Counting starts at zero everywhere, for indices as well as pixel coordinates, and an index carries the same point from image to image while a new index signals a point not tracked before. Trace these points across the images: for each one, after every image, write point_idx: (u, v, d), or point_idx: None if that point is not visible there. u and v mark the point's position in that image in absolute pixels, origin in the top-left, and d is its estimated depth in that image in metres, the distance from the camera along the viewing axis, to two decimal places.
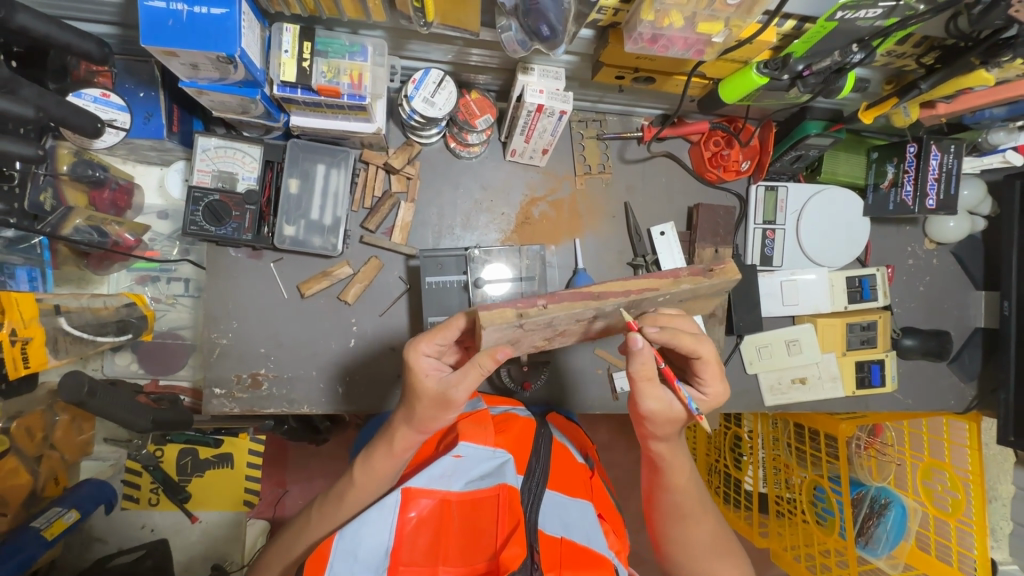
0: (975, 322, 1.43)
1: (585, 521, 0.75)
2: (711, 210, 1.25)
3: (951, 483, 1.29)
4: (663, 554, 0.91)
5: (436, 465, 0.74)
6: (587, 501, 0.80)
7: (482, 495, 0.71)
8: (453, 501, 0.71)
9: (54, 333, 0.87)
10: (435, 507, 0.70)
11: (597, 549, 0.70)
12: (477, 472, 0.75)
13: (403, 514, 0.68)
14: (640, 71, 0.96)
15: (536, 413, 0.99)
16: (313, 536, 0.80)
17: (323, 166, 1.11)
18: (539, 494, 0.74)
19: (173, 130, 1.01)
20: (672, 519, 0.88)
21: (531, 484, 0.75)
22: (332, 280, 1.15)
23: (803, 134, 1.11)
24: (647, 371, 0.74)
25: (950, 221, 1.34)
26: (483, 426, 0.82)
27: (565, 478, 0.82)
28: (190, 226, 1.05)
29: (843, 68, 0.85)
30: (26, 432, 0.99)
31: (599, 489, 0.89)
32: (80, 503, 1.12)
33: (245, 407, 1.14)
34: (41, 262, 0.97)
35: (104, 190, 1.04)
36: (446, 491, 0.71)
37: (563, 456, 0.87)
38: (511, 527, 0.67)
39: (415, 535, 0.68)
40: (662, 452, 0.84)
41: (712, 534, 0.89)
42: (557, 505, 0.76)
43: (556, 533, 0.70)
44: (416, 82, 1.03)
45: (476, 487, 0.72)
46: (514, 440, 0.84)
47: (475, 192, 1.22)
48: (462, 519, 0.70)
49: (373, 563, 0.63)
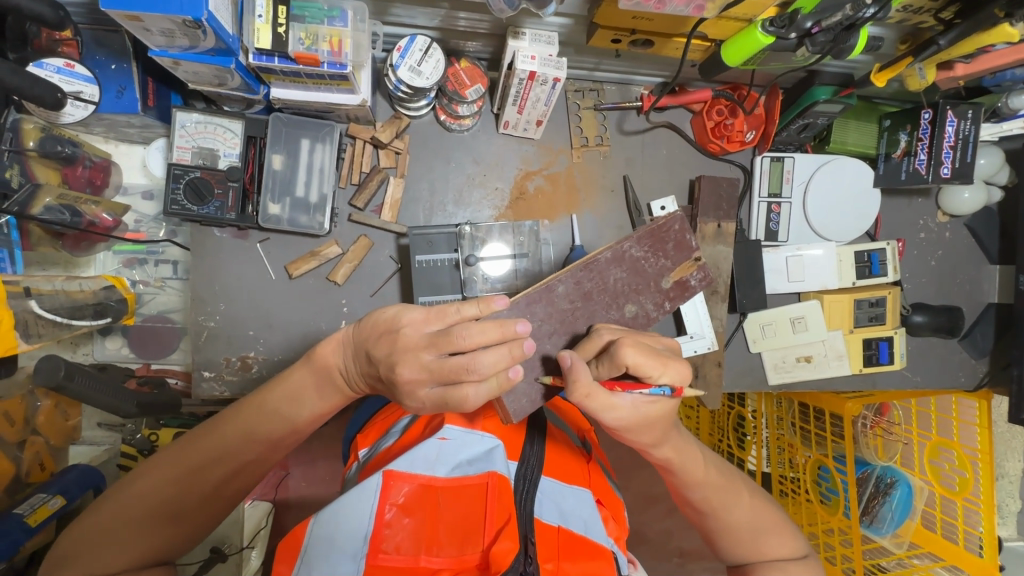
0: (988, 298, 1.38)
1: (583, 509, 0.73)
2: (712, 184, 1.20)
3: (959, 461, 1.26)
4: (715, 543, 0.90)
5: (421, 448, 0.72)
6: (584, 487, 0.77)
7: (470, 482, 0.69)
8: (438, 487, 0.69)
9: (26, 316, 0.83)
10: (417, 491, 0.68)
11: (595, 539, 0.69)
12: (463, 456, 0.73)
13: (384, 496, 0.66)
14: (638, 33, 0.90)
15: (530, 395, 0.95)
16: (231, 487, 0.75)
17: (308, 141, 1.06)
18: (535, 480, 0.72)
19: (149, 105, 0.97)
20: (712, 512, 0.86)
21: (527, 469, 0.73)
22: (320, 260, 1.12)
23: (811, 101, 1.05)
24: (586, 389, 0.66)
25: (965, 191, 1.28)
26: (473, 412, 0.82)
27: (562, 463, 0.80)
28: (171, 205, 1.01)
29: (855, 24, 0.77)
30: (6, 416, 0.97)
31: (597, 474, 0.86)
32: (67, 488, 1.04)
33: (235, 390, 1.12)
34: (10, 242, 0.91)
35: (77, 167, 1.00)
36: (430, 477, 0.69)
37: (559, 441, 0.84)
38: (501, 523, 0.65)
39: (398, 520, 0.65)
40: (671, 459, 0.80)
41: (750, 511, 0.86)
42: (554, 491, 0.74)
43: (554, 523, 0.68)
44: (402, 49, 0.97)
45: (464, 474, 0.70)
46: (508, 426, 0.82)
47: (468, 166, 1.17)
48: (448, 505, 0.68)
49: (351, 549, 0.62)
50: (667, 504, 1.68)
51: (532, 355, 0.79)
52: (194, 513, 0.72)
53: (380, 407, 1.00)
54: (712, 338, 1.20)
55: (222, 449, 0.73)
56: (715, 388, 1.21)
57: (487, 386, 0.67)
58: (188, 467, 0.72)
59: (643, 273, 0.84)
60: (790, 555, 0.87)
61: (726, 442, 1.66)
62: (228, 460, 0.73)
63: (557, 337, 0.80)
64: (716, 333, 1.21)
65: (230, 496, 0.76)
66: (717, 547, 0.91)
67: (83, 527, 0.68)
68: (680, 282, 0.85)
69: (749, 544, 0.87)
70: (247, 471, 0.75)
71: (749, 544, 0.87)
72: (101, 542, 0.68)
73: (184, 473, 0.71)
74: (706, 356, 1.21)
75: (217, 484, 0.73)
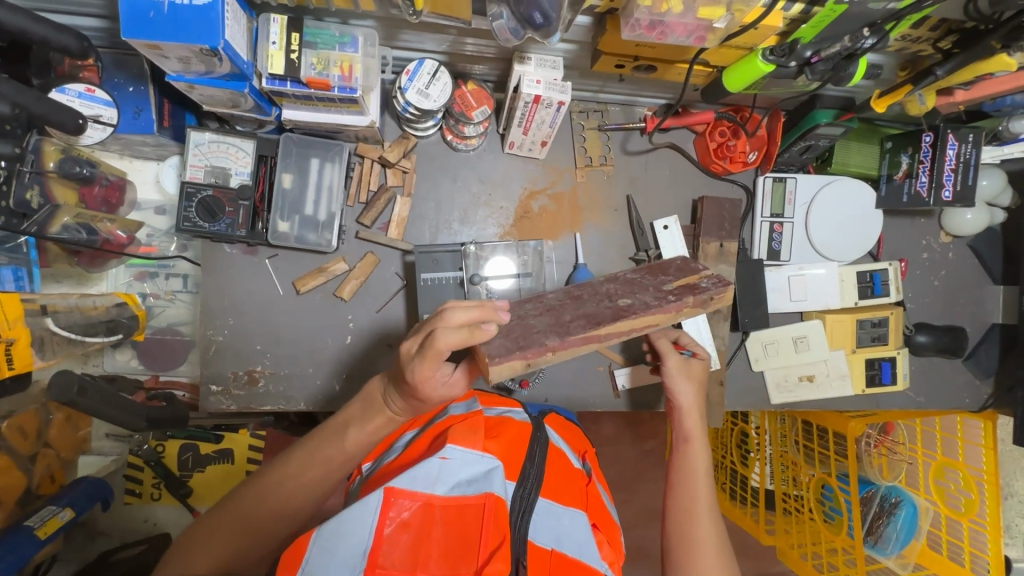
0: (993, 318, 1.39)
1: (578, 532, 0.74)
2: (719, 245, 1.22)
3: (964, 482, 1.26)
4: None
5: (421, 466, 0.72)
6: (580, 510, 0.79)
7: (468, 501, 0.70)
8: (437, 505, 0.69)
9: (42, 333, 0.85)
10: (419, 509, 0.68)
11: (588, 561, 0.71)
12: (463, 475, 0.73)
13: (384, 512, 0.66)
14: (641, 59, 0.92)
15: (533, 413, 0.97)
16: (299, 506, 0.74)
17: (317, 160, 1.09)
18: (530, 503, 0.73)
19: (164, 125, 1.00)
20: (685, 547, 0.82)
21: (523, 491, 0.75)
22: (328, 277, 1.13)
23: (813, 124, 1.07)
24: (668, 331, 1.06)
25: (968, 213, 1.30)
26: (474, 430, 0.81)
27: (560, 485, 0.81)
28: (183, 222, 1.04)
29: (854, 53, 0.81)
30: (20, 430, 0.98)
31: (595, 496, 0.88)
32: (75, 501, 1.07)
33: (242, 404, 1.13)
34: (28, 261, 0.95)
35: (94, 186, 1.02)
36: (430, 494, 0.70)
37: (558, 461, 0.85)
38: (495, 545, 0.66)
39: (396, 537, 0.65)
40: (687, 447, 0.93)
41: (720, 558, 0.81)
42: (550, 512, 0.75)
43: (548, 545, 0.70)
44: (409, 73, 1.00)
45: (462, 492, 0.71)
46: (506, 444, 0.82)
47: (473, 186, 1.19)
48: (445, 523, 0.68)
49: (351, 561, 0.62)
50: None
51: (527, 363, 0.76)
52: (267, 527, 0.72)
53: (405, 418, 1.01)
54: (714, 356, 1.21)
55: (289, 465, 0.74)
56: (718, 408, 1.22)
57: (457, 330, 0.67)
58: (262, 482, 0.74)
59: (641, 285, 0.89)
60: None
61: (729, 458, 1.70)
62: (294, 475, 0.74)
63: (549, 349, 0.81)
64: (718, 350, 1.21)
65: (301, 515, 0.75)
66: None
67: (174, 544, 0.71)
68: (687, 285, 0.87)
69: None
70: (314, 488, 0.75)
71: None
72: (189, 550, 0.69)
73: (261, 489, 0.73)
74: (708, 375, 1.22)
75: (287, 498, 0.73)
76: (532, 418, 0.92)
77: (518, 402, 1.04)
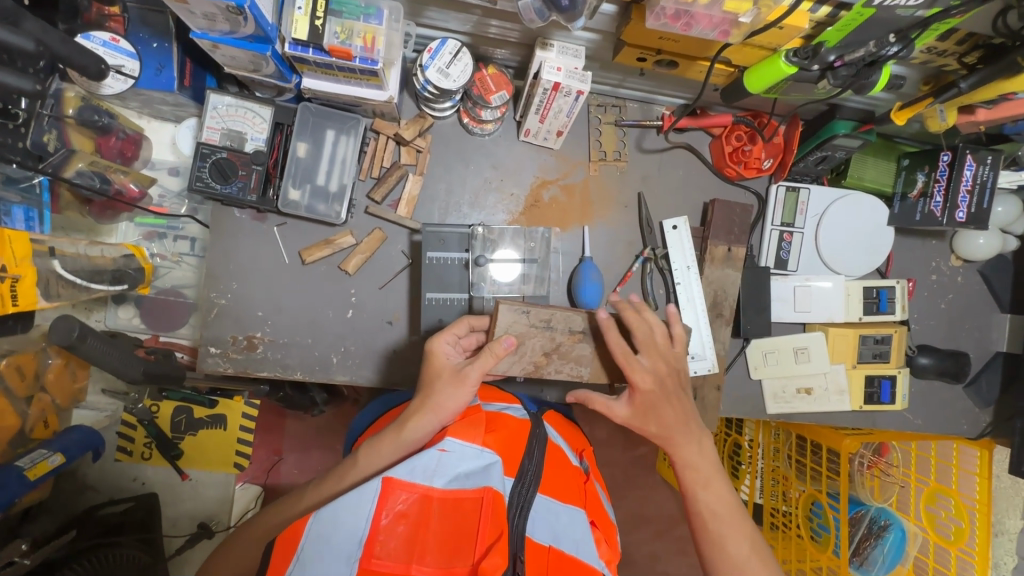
0: (997, 346, 1.38)
1: (575, 529, 0.75)
2: (631, 318, 0.95)
3: (955, 510, 1.28)
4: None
5: (420, 458, 0.72)
6: (578, 508, 0.80)
7: (467, 495, 0.68)
8: (435, 497, 0.68)
9: (47, 276, 0.87)
10: (415, 500, 0.67)
11: (586, 560, 0.71)
12: (461, 470, 0.72)
13: (382, 502, 0.65)
14: (663, 53, 0.92)
15: (533, 410, 0.96)
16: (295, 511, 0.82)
17: (333, 132, 1.09)
18: (528, 500, 0.73)
19: (185, 84, 1.00)
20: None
21: (522, 488, 0.74)
22: (334, 249, 1.13)
23: (830, 134, 1.07)
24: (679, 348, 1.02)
25: (980, 237, 1.29)
26: (476, 426, 0.81)
27: (559, 482, 0.82)
28: (196, 182, 1.04)
29: (877, 61, 0.80)
30: (17, 370, 0.97)
31: (591, 495, 0.88)
32: (66, 448, 1.08)
33: (239, 368, 1.13)
34: (40, 203, 0.96)
35: (110, 137, 1.04)
36: (428, 486, 0.69)
37: (558, 458, 0.86)
38: (492, 539, 0.64)
39: (392, 527, 0.64)
40: (709, 483, 0.92)
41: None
42: (548, 510, 0.76)
43: (546, 543, 0.70)
44: (432, 51, 1.01)
45: (460, 486, 0.70)
46: (504, 440, 0.82)
47: (486, 170, 1.19)
48: (442, 516, 0.66)
49: (345, 552, 0.60)
50: (654, 527, 1.80)
51: (532, 327, 0.94)
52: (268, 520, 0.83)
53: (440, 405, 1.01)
54: (714, 360, 1.20)
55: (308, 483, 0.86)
56: (712, 411, 1.21)
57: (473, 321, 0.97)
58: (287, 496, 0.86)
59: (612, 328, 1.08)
60: None
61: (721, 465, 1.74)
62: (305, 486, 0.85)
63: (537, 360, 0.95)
64: (717, 355, 1.21)
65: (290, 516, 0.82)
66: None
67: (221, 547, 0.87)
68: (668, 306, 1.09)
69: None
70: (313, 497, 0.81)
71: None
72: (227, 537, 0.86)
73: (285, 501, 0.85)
74: (706, 379, 1.21)
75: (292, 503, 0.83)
76: (530, 415, 0.91)
77: (518, 398, 1.02)
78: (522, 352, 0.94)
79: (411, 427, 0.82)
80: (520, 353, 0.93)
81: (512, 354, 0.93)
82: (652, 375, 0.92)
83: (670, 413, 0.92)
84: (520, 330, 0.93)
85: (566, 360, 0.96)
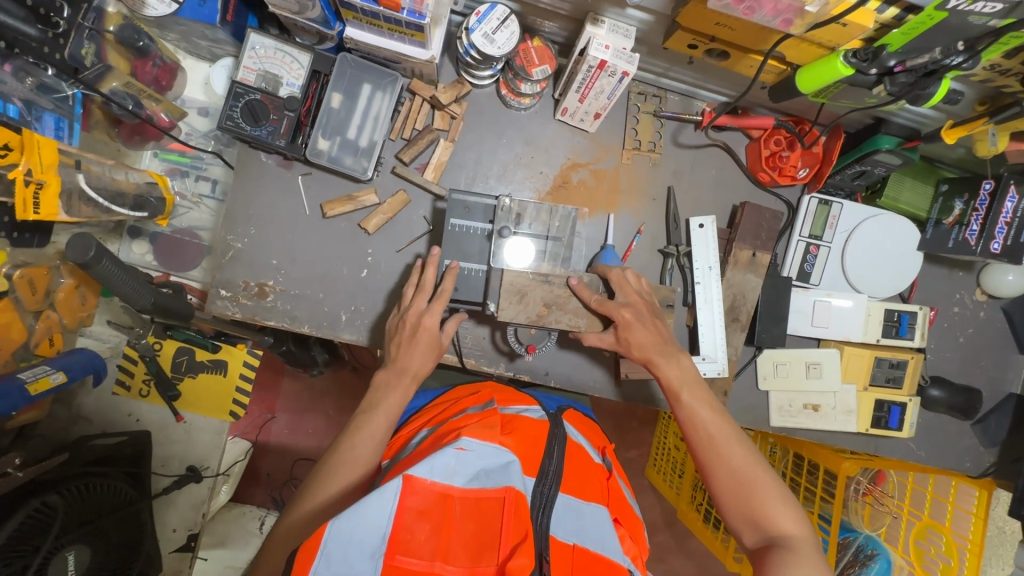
0: (1011, 387, 1.34)
1: (598, 526, 0.78)
2: (604, 270, 1.03)
3: (945, 548, 1.26)
4: (764, 557, 0.78)
5: (440, 455, 0.70)
6: (601, 506, 0.84)
7: (488, 494, 0.69)
8: (455, 497, 0.69)
9: (71, 189, 0.87)
10: (434, 498, 0.68)
11: (610, 556, 0.74)
12: (479, 467, 0.72)
13: (401, 501, 0.65)
14: (716, 41, 0.90)
15: (550, 410, 1.01)
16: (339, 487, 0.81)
17: (369, 86, 1.07)
18: (550, 500, 0.76)
19: (227, 19, 0.99)
20: (745, 491, 0.82)
21: (545, 486, 0.78)
22: (356, 206, 1.12)
23: (873, 148, 1.05)
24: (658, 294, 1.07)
25: (1009, 273, 1.27)
26: (491, 426, 0.81)
27: (579, 481, 0.85)
28: (226, 121, 1.03)
29: (937, 70, 0.78)
30: (29, 283, 0.97)
31: (615, 493, 0.95)
32: (69, 366, 1.08)
33: (247, 314, 1.12)
34: (71, 114, 0.97)
35: (147, 62, 1.04)
36: (448, 485, 0.69)
37: (577, 455, 0.91)
38: (517, 539, 0.66)
39: (416, 525, 0.65)
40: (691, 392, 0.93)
41: (782, 491, 0.83)
42: (571, 508, 0.79)
43: (570, 542, 0.73)
44: (480, 14, 0.98)
45: (480, 486, 0.70)
46: (521, 440, 0.84)
47: (517, 146, 1.18)
48: (463, 515, 0.68)
49: (370, 547, 0.62)
50: None
51: (533, 279, 1.00)
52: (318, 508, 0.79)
53: (401, 424, 1.05)
54: (723, 364, 1.17)
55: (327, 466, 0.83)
56: None
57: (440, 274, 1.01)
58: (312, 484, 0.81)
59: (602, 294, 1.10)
60: (800, 533, 0.79)
61: None
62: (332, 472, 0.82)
63: (519, 309, 0.99)
64: (728, 360, 1.18)
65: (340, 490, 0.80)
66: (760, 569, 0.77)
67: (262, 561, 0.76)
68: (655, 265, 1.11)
69: (797, 532, 0.79)
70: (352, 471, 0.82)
71: (798, 535, 0.79)
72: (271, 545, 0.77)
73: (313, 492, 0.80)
74: (714, 382, 1.19)
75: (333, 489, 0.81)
76: (548, 416, 0.95)
77: (534, 399, 1.06)
78: (525, 301, 0.99)
79: (376, 419, 0.89)
80: (522, 301, 0.99)
81: (514, 303, 0.99)
82: (628, 308, 0.97)
83: (652, 334, 0.96)
84: (520, 283, 1.00)
85: (564, 311, 1.00)
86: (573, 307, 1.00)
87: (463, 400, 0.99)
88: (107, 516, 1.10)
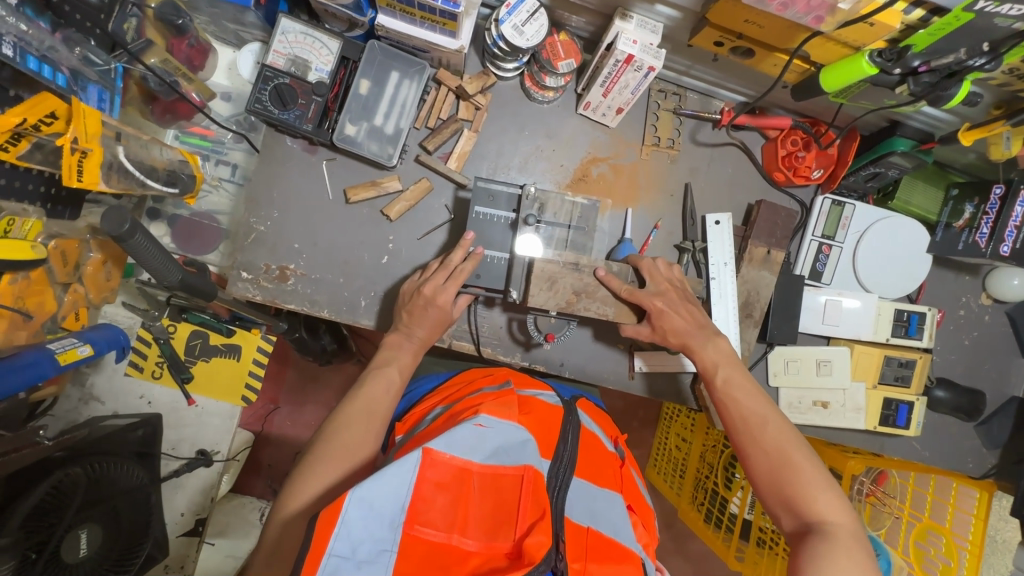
0: (1014, 391, 1.37)
1: (613, 513, 0.79)
2: (635, 259, 1.05)
3: (945, 549, 1.27)
4: (800, 542, 0.79)
5: (460, 430, 0.71)
6: (615, 493, 0.85)
7: (506, 471, 0.70)
8: (474, 471, 0.70)
9: (110, 160, 0.89)
10: (454, 472, 0.69)
11: (623, 543, 0.74)
12: (497, 444, 0.73)
13: (422, 472, 0.66)
14: (743, 39, 0.92)
15: (566, 397, 1.01)
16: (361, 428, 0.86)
17: (397, 74, 1.09)
18: (565, 483, 0.77)
19: (260, 4, 1.01)
20: (781, 476, 0.84)
21: (559, 470, 0.78)
22: (379, 191, 1.13)
23: (889, 150, 1.08)
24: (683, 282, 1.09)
25: (1014, 279, 1.30)
26: (508, 405, 0.81)
27: (593, 467, 0.86)
28: (254, 104, 1.04)
29: (959, 71, 0.81)
30: (61, 255, 0.98)
31: (629, 481, 0.96)
32: (93, 340, 1.08)
33: (267, 297, 1.12)
34: (112, 87, 0.99)
35: (183, 41, 1.07)
36: (467, 460, 0.70)
37: (593, 444, 0.92)
38: (534, 516, 0.67)
39: (434, 495, 0.67)
40: (729, 380, 0.96)
41: (822, 476, 0.83)
42: (584, 492, 0.80)
43: (584, 524, 0.74)
44: (510, 6, 1.00)
45: (499, 463, 0.71)
46: (538, 423, 0.85)
47: (539, 139, 1.19)
48: (481, 488, 0.69)
49: (389, 517, 0.63)
50: None
51: (561, 267, 1.01)
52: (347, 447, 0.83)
53: (411, 403, 1.06)
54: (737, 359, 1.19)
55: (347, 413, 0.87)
56: None
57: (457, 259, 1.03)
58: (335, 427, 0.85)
59: None
60: (837, 518, 0.79)
61: None
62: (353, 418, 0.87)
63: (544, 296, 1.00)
64: (741, 354, 1.19)
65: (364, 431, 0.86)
66: (796, 553, 0.78)
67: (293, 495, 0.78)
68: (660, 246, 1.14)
69: (834, 518, 0.79)
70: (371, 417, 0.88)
71: (836, 521, 0.79)
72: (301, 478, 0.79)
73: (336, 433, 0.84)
74: None
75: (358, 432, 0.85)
76: (564, 402, 0.95)
77: (550, 386, 1.07)
78: (555, 288, 1.00)
79: (388, 372, 0.95)
80: (553, 288, 1.00)
81: (540, 288, 1.00)
82: (651, 296, 1.00)
83: (678, 320, 0.99)
84: (543, 269, 1.01)
85: (593, 300, 1.02)
86: (594, 296, 1.02)
87: (478, 380, 1.00)
88: (116, 496, 1.09)
